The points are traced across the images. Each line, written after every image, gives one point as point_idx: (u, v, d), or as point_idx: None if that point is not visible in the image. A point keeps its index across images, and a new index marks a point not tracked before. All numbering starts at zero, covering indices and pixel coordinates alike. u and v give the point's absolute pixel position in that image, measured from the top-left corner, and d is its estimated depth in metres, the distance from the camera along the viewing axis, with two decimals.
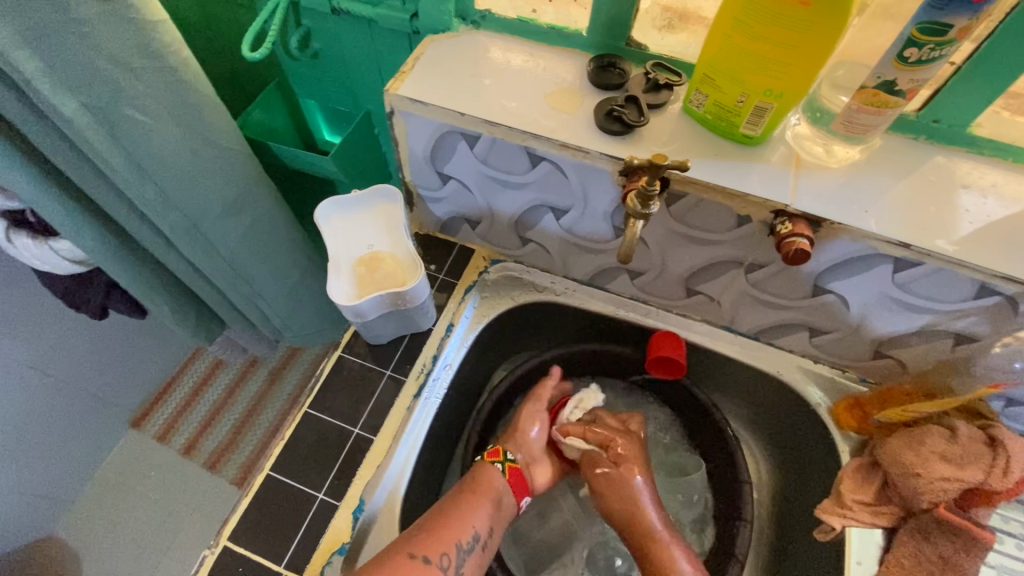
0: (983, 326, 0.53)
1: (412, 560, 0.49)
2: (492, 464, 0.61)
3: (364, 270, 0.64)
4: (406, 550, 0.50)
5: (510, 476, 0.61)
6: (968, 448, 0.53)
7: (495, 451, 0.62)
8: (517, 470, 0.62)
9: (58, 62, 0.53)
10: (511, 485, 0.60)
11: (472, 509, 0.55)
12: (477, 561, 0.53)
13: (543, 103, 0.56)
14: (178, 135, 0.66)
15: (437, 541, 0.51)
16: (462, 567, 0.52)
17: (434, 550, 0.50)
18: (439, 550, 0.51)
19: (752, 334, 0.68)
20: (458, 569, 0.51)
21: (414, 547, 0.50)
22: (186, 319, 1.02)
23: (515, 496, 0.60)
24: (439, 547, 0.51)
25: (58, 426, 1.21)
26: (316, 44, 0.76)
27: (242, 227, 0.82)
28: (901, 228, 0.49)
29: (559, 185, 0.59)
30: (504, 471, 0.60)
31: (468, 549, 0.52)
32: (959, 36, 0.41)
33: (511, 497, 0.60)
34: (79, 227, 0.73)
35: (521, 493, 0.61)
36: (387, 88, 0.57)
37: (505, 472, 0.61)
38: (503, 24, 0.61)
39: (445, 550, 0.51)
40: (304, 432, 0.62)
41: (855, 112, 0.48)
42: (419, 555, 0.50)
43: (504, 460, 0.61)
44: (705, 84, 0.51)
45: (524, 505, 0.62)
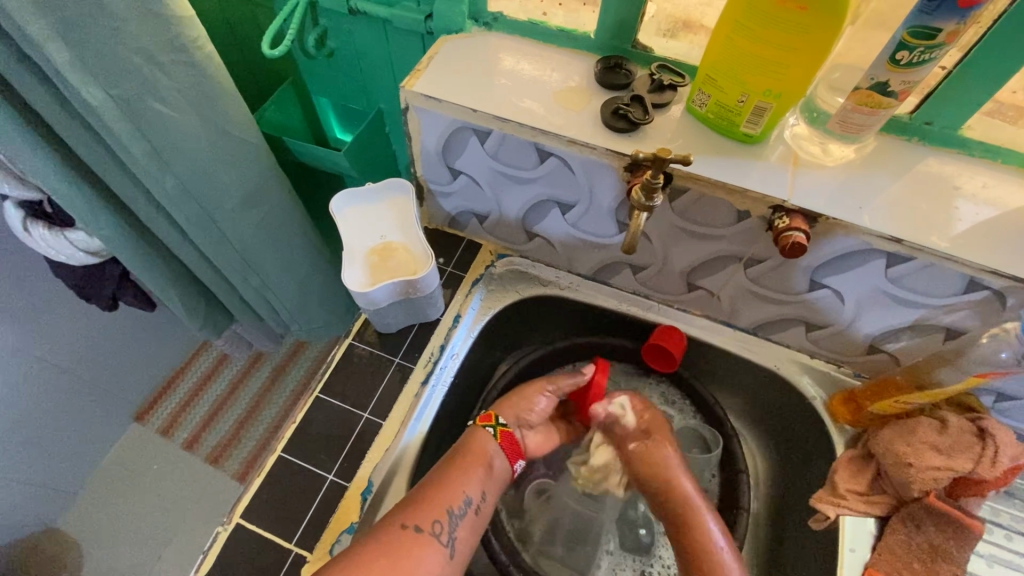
0: (973, 320, 0.55)
1: (404, 530, 0.50)
2: (484, 428, 0.61)
3: (377, 260, 0.66)
4: (397, 522, 0.51)
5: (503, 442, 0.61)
6: (958, 439, 0.56)
7: (487, 416, 0.62)
8: (511, 434, 0.62)
9: (89, 54, 0.55)
10: (505, 449, 0.61)
11: (458, 478, 0.55)
12: (471, 524, 0.54)
13: (552, 102, 0.58)
14: (197, 128, 0.69)
15: (428, 510, 0.52)
16: (456, 532, 0.52)
17: (425, 518, 0.51)
18: (429, 518, 0.51)
19: (751, 329, 0.70)
20: (452, 534, 0.52)
21: (405, 517, 0.51)
22: (196, 311, 1.04)
23: (508, 458, 0.61)
24: (429, 516, 0.52)
25: (64, 416, 1.22)
26: (332, 44, 0.78)
27: (256, 219, 0.84)
28: (895, 225, 0.51)
29: (565, 180, 0.61)
30: (496, 436, 0.61)
31: (460, 515, 0.53)
32: (948, 40, 0.43)
33: (504, 461, 0.60)
34: (99, 217, 0.75)
35: (515, 458, 0.62)
36: (403, 85, 0.59)
37: (496, 436, 0.61)
38: (514, 27, 0.64)
39: (436, 517, 0.52)
40: (315, 415, 0.64)
41: (851, 112, 0.50)
42: (409, 524, 0.51)
43: (496, 425, 0.61)
44: (707, 84, 0.53)
45: (518, 469, 0.62)
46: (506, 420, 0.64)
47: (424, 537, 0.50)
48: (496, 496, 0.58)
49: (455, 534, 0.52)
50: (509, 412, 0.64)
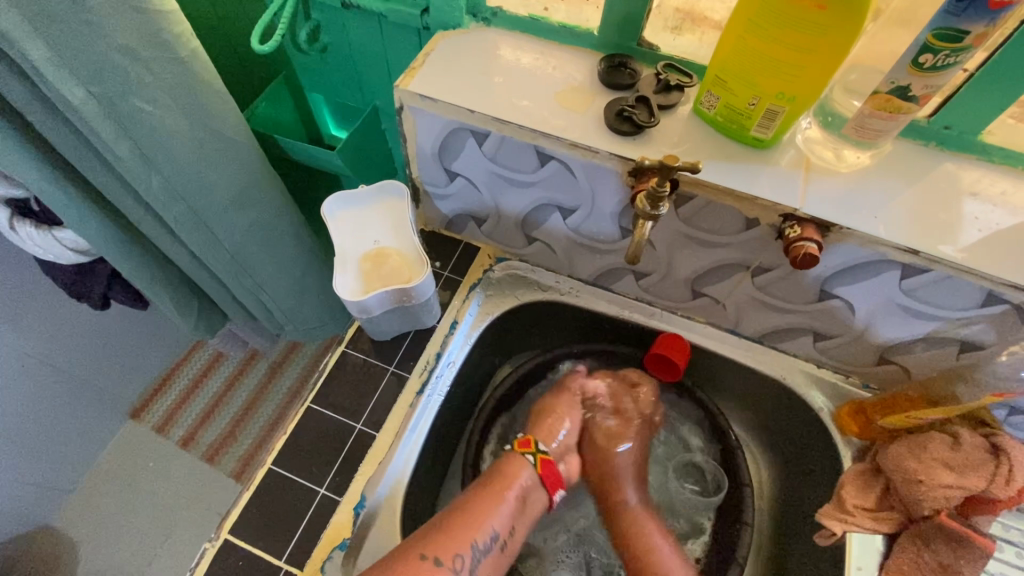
0: (989, 333, 0.53)
1: (422, 561, 0.49)
2: (524, 455, 0.60)
3: (370, 266, 0.64)
4: (417, 550, 0.50)
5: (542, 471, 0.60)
6: (971, 457, 0.53)
7: (526, 442, 0.61)
8: (551, 464, 0.61)
9: (68, 51, 0.52)
10: (544, 480, 0.60)
11: (487, 507, 0.55)
12: (494, 560, 0.53)
13: (552, 102, 0.56)
14: (184, 126, 0.66)
15: (451, 542, 0.51)
16: (476, 568, 0.52)
17: (446, 552, 0.50)
18: (451, 552, 0.51)
19: (757, 338, 0.68)
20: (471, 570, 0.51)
21: (426, 548, 0.50)
22: (189, 312, 1.02)
23: (545, 491, 0.60)
24: (452, 549, 0.51)
25: (56, 416, 1.21)
26: (325, 38, 0.76)
27: (247, 220, 0.82)
28: (910, 235, 0.49)
29: (567, 185, 0.59)
30: (536, 466, 0.60)
31: (483, 551, 0.53)
32: (975, 43, 0.41)
33: (540, 493, 0.59)
34: (84, 218, 0.73)
35: (553, 487, 0.61)
36: (397, 84, 0.56)
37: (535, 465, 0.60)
38: (513, 22, 0.61)
39: (458, 552, 0.51)
40: (306, 426, 0.62)
41: (868, 117, 0.48)
42: (430, 555, 0.50)
43: (535, 452, 0.61)
44: (717, 86, 0.51)
45: (555, 501, 0.61)
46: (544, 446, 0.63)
47: (442, 571, 0.49)
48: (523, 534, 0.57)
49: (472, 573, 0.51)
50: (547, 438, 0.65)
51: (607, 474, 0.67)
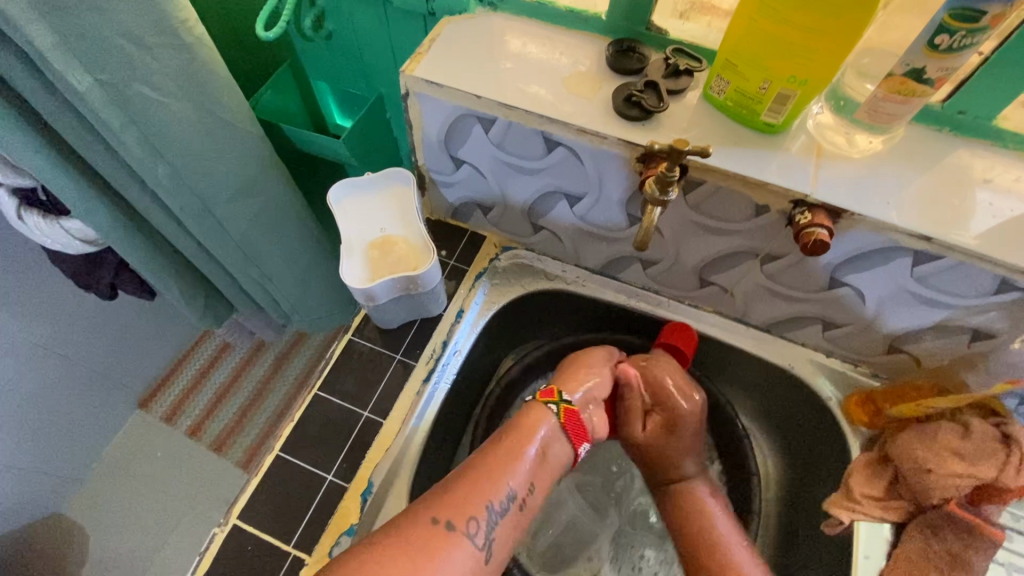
0: (1002, 322, 0.52)
1: (435, 526, 0.44)
2: (546, 404, 0.54)
3: (376, 253, 0.63)
4: (428, 516, 0.45)
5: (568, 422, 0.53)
6: (983, 446, 0.53)
7: (549, 392, 0.55)
8: (575, 413, 0.54)
9: (72, 37, 0.52)
10: (568, 431, 0.53)
11: (506, 463, 0.49)
12: (513, 523, 0.47)
13: (560, 87, 0.55)
14: (190, 113, 0.66)
15: (464, 505, 0.46)
16: (492, 534, 0.46)
17: (460, 515, 0.45)
18: (466, 515, 0.45)
19: (764, 327, 0.68)
20: (489, 534, 0.46)
21: (437, 511, 0.45)
22: (195, 301, 1.03)
23: (568, 442, 0.53)
24: (467, 512, 0.46)
25: (67, 405, 1.22)
26: (330, 25, 0.75)
27: (253, 208, 0.82)
28: (923, 221, 0.48)
29: (574, 171, 0.58)
30: (559, 416, 0.53)
31: (500, 512, 0.47)
32: (993, 23, 0.40)
33: (562, 445, 0.53)
34: (89, 205, 0.73)
35: (578, 440, 0.54)
36: (403, 70, 0.56)
37: (558, 415, 0.54)
38: (520, 8, 0.61)
39: (474, 514, 0.45)
40: (314, 413, 0.62)
41: (881, 100, 0.47)
42: (442, 520, 0.45)
43: (558, 401, 0.54)
44: (727, 70, 0.50)
45: (581, 452, 0.54)
46: (568, 397, 0.56)
47: (454, 537, 0.44)
48: (546, 489, 0.51)
49: (491, 536, 0.46)
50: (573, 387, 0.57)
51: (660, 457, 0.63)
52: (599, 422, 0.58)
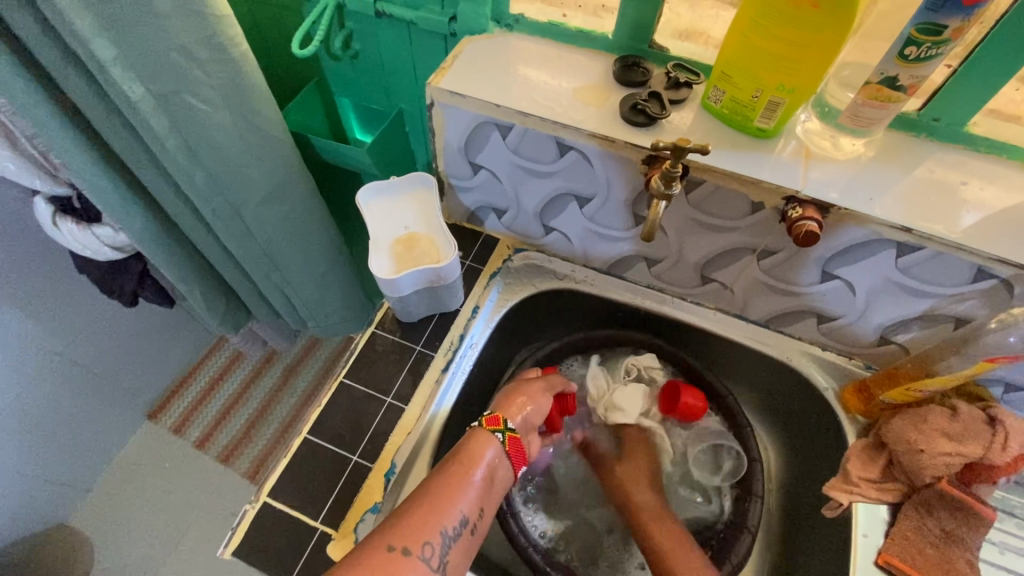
0: (980, 309, 0.57)
1: (391, 553, 0.47)
2: (493, 432, 0.58)
3: (402, 249, 0.69)
4: (385, 542, 0.48)
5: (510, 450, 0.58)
6: (969, 426, 0.57)
7: (495, 419, 0.59)
8: (518, 439, 0.59)
9: (131, 51, 0.58)
10: (510, 455, 0.58)
11: (458, 492, 0.53)
12: (464, 544, 0.52)
13: (571, 97, 0.61)
14: (230, 122, 0.71)
15: (421, 530, 0.49)
16: (446, 556, 0.50)
17: (416, 541, 0.48)
18: (421, 540, 0.49)
19: (762, 322, 0.72)
20: (444, 557, 0.49)
21: (395, 538, 0.48)
22: (216, 307, 1.07)
23: (511, 467, 0.58)
24: (421, 537, 0.49)
25: (82, 413, 1.25)
26: (357, 45, 0.81)
27: (280, 214, 0.87)
28: (904, 214, 0.53)
29: (584, 174, 0.64)
30: (504, 442, 0.58)
31: (454, 536, 0.51)
32: (953, 36, 0.45)
33: (506, 469, 0.58)
34: (127, 208, 0.78)
35: (518, 464, 0.59)
36: (429, 82, 0.62)
37: (503, 443, 0.58)
38: (534, 28, 0.67)
39: (429, 539, 0.49)
40: (339, 399, 0.66)
41: (861, 106, 0.52)
42: (398, 546, 0.48)
43: (504, 430, 0.58)
44: (723, 81, 0.56)
45: (519, 477, 0.60)
46: (512, 424, 0.61)
47: (411, 561, 0.47)
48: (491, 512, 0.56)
49: (445, 560, 0.49)
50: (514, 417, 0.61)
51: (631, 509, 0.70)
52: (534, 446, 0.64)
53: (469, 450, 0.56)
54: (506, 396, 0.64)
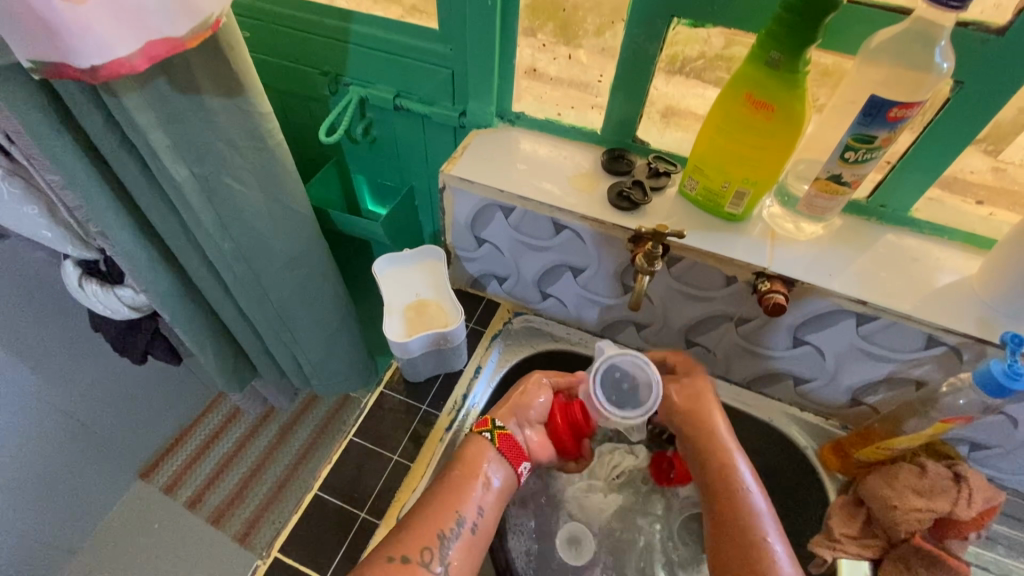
0: (936, 372, 0.63)
1: (390, 562, 0.52)
2: (481, 434, 0.61)
3: (413, 314, 0.76)
4: (385, 554, 0.52)
5: (502, 448, 0.61)
6: (937, 483, 0.62)
7: (484, 421, 0.63)
8: (509, 436, 0.62)
9: (181, 141, 0.66)
10: (505, 454, 0.61)
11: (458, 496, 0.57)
12: (465, 547, 0.55)
13: (567, 184, 0.70)
14: (261, 200, 0.79)
15: (418, 538, 0.54)
16: (448, 560, 0.54)
17: (414, 548, 0.53)
18: (418, 547, 0.53)
19: (745, 384, 0.78)
20: (445, 559, 0.54)
21: (393, 549, 0.53)
22: (225, 366, 1.11)
23: (509, 463, 0.61)
24: (420, 543, 0.53)
25: (75, 471, 1.25)
26: (375, 131, 0.92)
27: (296, 279, 0.93)
28: (860, 289, 0.60)
29: (577, 249, 0.71)
30: (493, 440, 0.61)
31: (454, 539, 0.55)
32: (883, 143, 0.54)
33: (505, 466, 0.61)
34: (156, 274, 0.85)
35: (517, 461, 0.61)
36: (442, 170, 0.71)
37: (493, 440, 0.61)
38: (533, 123, 0.77)
39: (425, 546, 0.53)
40: (348, 457, 0.70)
41: (815, 197, 0.61)
42: (397, 557, 0.52)
43: (492, 429, 0.62)
44: (697, 173, 0.64)
45: (521, 473, 0.61)
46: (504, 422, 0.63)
47: (412, 567, 0.52)
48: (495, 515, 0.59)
49: (447, 561, 0.54)
50: (506, 415, 0.64)
51: (718, 465, 0.61)
52: (540, 446, 0.65)
53: (468, 457, 0.60)
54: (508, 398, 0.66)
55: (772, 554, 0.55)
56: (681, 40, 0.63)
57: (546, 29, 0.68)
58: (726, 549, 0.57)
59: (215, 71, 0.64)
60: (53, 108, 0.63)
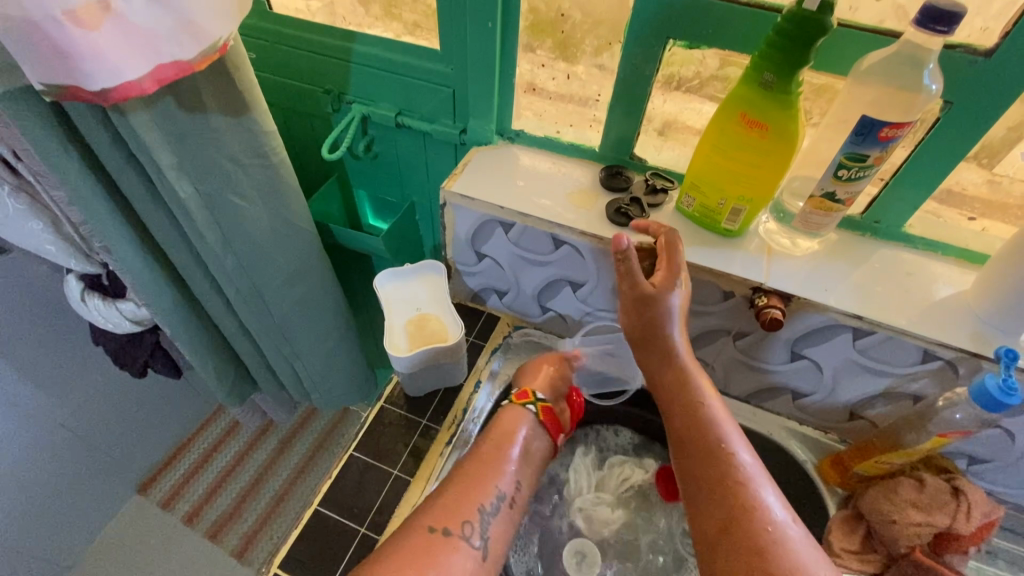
0: (933, 386, 0.63)
1: (433, 533, 0.51)
2: (524, 405, 0.64)
3: (415, 328, 0.76)
4: (425, 526, 0.52)
5: (545, 418, 0.64)
6: (935, 497, 0.61)
7: (524, 394, 0.65)
8: (550, 409, 0.65)
9: (187, 159, 0.68)
10: (547, 425, 0.64)
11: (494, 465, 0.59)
12: (505, 518, 0.56)
13: (566, 200, 0.71)
14: (264, 216, 0.80)
15: (459, 511, 0.53)
16: (487, 533, 0.54)
17: (455, 521, 0.53)
18: (459, 521, 0.53)
19: (744, 397, 0.78)
20: (482, 534, 0.54)
21: (434, 520, 0.52)
22: (225, 380, 1.11)
23: (548, 434, 0.65)
24: (460, 517, 0.53)
25: (72, 486, 1.24)
26: (377, 148, 0.93)
27: (298, 293, 0.94)
28: (855, 304, 0.61)
29: (576, 264, 0.72)
30: (537, 413, 0.64)
31: (492, 513, 0.55)
32: (876, 162, 0.55)
33: (543, 438, 0.64)
34: (158, 288, 0.85)
35: (555, 433, 0.66)
36: (443, 186, 0.72)
37: (536, 413, 0.64)
38: (533, 141, 0.78)
39: (466, 519, 0.53)
40: (348, 472, 0.70)
41: (810, 214, 0.62)
42: (438, 528, 0.52)
43: (535, 402, 0.65)
44: (693, 190, 0.66)
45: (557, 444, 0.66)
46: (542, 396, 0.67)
47: (453, 540, 0.51)
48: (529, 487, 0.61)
49: (487, 535, 0.54)
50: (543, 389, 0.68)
51: (678, 378, 0.59)
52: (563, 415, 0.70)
53: (504, 423, 0.62)
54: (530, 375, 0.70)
55: (739, 461, 0.52)
56: (677, 61, 0.65)
57: (545, 44, 0.70)
58: (691, 458, 0.55)
59: (220, 90, 0.65)
60: (61, 127, 0.64)
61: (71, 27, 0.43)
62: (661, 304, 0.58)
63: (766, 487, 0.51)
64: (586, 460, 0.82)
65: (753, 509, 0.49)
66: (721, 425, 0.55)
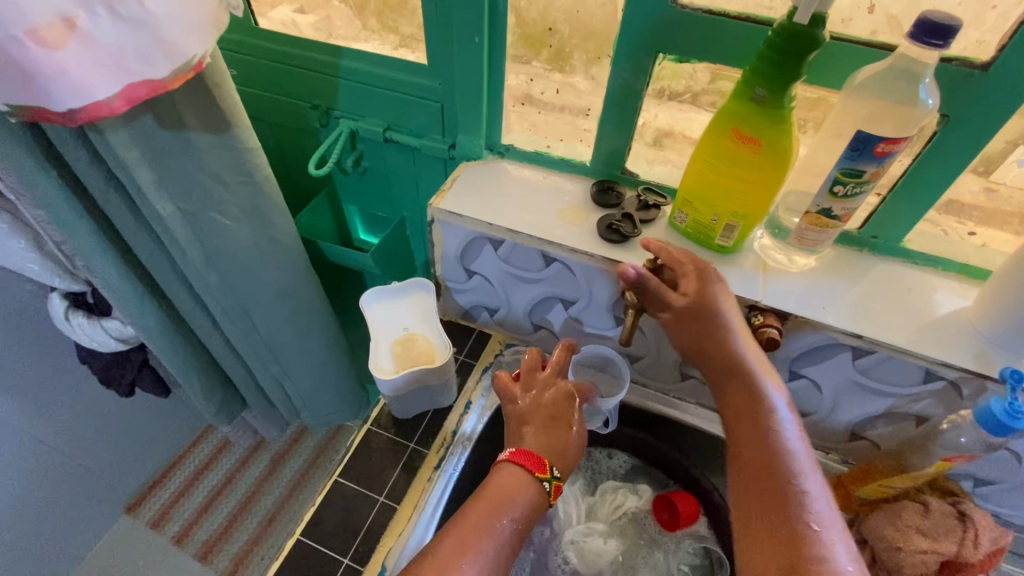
0: (936, 407, 0.61)
1: None
2: (539, 482, 0.57)
3: (401, 347, 0.74)
4: None
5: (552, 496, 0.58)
6: (941, 522, 0.59)
7: (541, 467, 0.57)
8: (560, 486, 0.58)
9: (168, 177, 0.66)
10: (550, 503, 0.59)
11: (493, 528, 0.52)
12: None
13: (556, 216, 0.69)
14: (250, 233, 0.78)
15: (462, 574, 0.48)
16: None
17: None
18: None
19: None
20: None
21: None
22: (213, 398, 1.09)
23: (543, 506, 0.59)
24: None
25: (58, 507, 1.21)
26: (366, 163, 0.92)
27: (286, 311, 0.92)
28: (854, 322, 0.59)
29: (568, 282, 0.70)
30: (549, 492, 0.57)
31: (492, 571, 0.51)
32: (872, 178, 0.54)
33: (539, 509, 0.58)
34: (141, 307, 0.83)
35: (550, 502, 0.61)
36: (431, 203, 0.70)
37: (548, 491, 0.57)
38: (522, 156, 0.77)
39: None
40: (332, 498, 0.67)
41: (806, 230, 0.60)
42: None
43: (550, 479, 0.57)
44: (686, 206, 0.64)
45: None
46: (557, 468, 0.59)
47: None
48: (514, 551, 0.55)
49: None
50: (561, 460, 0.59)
51: (745, 393, 0.54)
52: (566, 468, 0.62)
53: (507, 493, 0.55)
54: (546, 426, 0.61)
55: (804, 495, 0.46)
56: (668, 75, 0.64)
57: (538, 57, 0.68)
58: (751, 485, 0.49)
59: (202, 108, 0.64)
60: (38, 145, 0.62)
61: (34, 47, 0.41)
62: (706, 309, 0.57)
63: (834, 534, 0.44)
64: (579, 487, 0.82)
65: (820, 559, 0.42)
66: (793, 455, 0.49)
